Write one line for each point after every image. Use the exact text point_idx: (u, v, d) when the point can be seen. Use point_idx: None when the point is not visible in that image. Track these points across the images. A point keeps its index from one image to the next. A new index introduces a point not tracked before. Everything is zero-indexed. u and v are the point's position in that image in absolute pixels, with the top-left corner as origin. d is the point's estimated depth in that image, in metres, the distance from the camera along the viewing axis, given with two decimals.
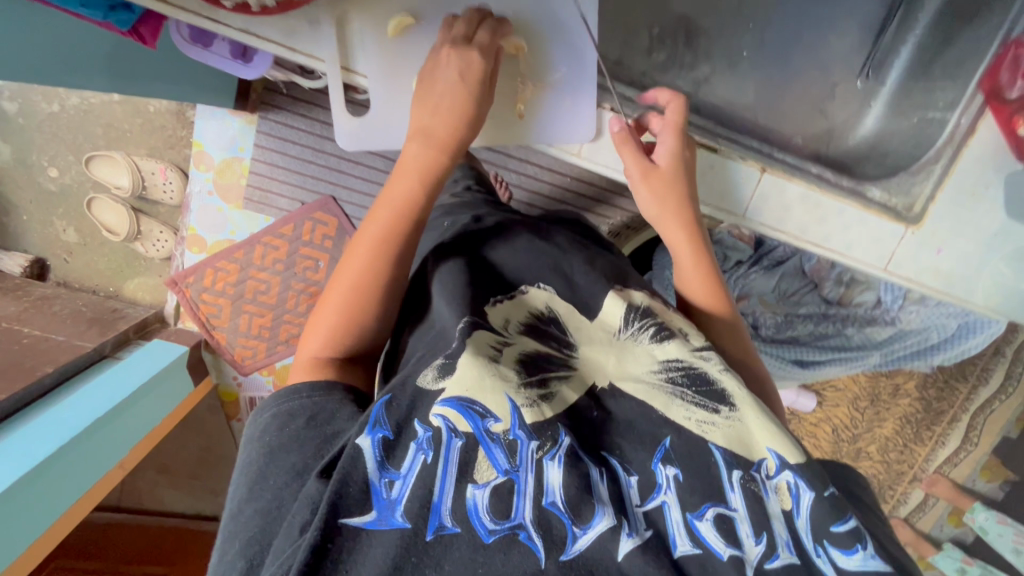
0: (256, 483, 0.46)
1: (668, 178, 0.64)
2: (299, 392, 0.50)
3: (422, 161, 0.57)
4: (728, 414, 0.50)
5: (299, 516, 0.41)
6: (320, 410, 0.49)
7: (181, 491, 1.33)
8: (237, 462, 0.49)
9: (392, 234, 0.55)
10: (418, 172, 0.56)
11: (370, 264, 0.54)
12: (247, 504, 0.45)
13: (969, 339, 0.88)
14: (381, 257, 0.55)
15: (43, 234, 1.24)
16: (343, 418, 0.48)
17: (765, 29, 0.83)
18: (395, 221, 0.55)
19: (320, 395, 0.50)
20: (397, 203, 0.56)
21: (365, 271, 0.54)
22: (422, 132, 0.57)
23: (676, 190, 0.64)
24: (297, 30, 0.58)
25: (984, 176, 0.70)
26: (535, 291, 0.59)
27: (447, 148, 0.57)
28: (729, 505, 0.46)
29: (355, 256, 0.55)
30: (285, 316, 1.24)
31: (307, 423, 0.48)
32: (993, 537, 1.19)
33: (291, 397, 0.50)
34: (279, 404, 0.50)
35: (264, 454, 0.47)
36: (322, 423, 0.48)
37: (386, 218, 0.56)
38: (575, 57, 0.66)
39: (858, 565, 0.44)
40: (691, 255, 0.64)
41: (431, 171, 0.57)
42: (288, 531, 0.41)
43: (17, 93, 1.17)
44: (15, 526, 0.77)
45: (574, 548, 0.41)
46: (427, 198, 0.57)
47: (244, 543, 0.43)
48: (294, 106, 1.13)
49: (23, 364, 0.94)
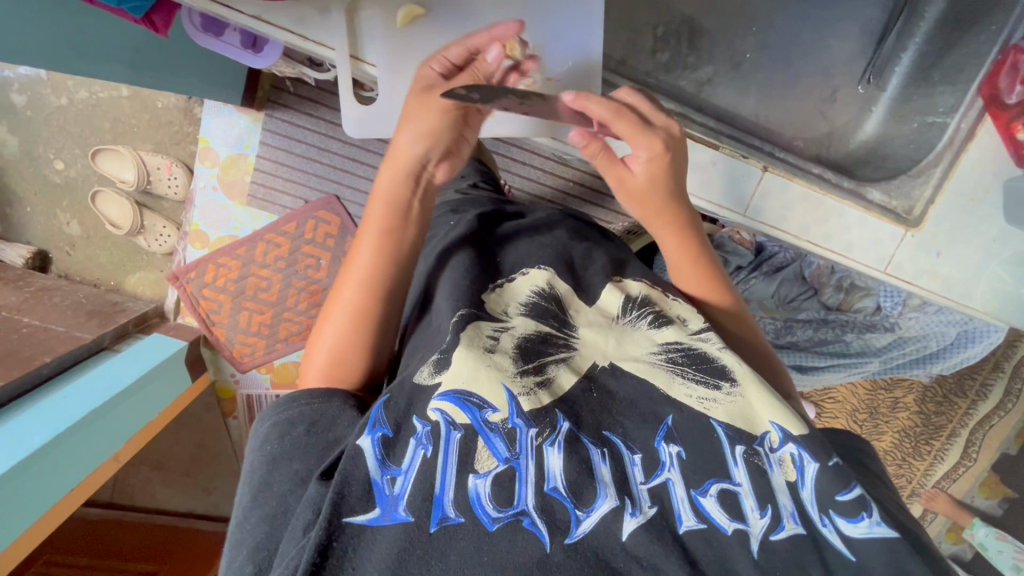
0: (260, 490, 0.46)
1: (642, 193, 0.58)
2: (299, 399, 0.50)
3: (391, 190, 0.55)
4: (730, 390, 0.51)
5: (302, 518, 0.42)
6: (320, 416, 0.49)
7: (174, 488, 1.34)
8: (243, 473, 0.50)
9: (381, 261, 0.55)
10: (387, 208, 0.55)
11: (361, 295, 0.55)
12: (252, 511, 0.46)
13: (969, 346, 0.90)
14: (374, 284, 0.55)
15: (46, 226, 1.24)
16: (344, 424, 0.49)
17: (769, 32, 0.84)
18: (376, 257, 0.55)
19: (319, 402, 0.50)
20: (373, 240, 0.55)
21: (360, 298, 0.54)
22: (390, 161, 0.55)
23: (654, 201, 0.59)
24: (307, 17, 0.59)
25: (984, 180, 0.70)
26: (535, 272, 0.59)
27: (409, 177, 0.55)
28: (732, 480, 0.46)
29: (348, 285, 0.55)
30: (285, 313, 1.24)
31: (307, 430, 0.48)
32: (993, 553, 1.20)
33: (290, 405, 0.50)
34: (279, 414, 0.50)
35: (267, 463, 0.47)
36: (323, 429, 0.49)
37: (371, 246, 0.55)
38: (581, 53, 0.67)
39: (864, 532, 0.45)
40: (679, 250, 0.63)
41: (397, 203, 0.55)
42: (292, 533, 0.41)
43: (26, 86, 1.18)
44: (8, 512, 0.77)
45: (579, 531, 0.41)
46: (404, 220, 0.56)
47: (251, 549, 0.43)
48: (300, 104, 1.14)
49: (21, 352, 0.95)
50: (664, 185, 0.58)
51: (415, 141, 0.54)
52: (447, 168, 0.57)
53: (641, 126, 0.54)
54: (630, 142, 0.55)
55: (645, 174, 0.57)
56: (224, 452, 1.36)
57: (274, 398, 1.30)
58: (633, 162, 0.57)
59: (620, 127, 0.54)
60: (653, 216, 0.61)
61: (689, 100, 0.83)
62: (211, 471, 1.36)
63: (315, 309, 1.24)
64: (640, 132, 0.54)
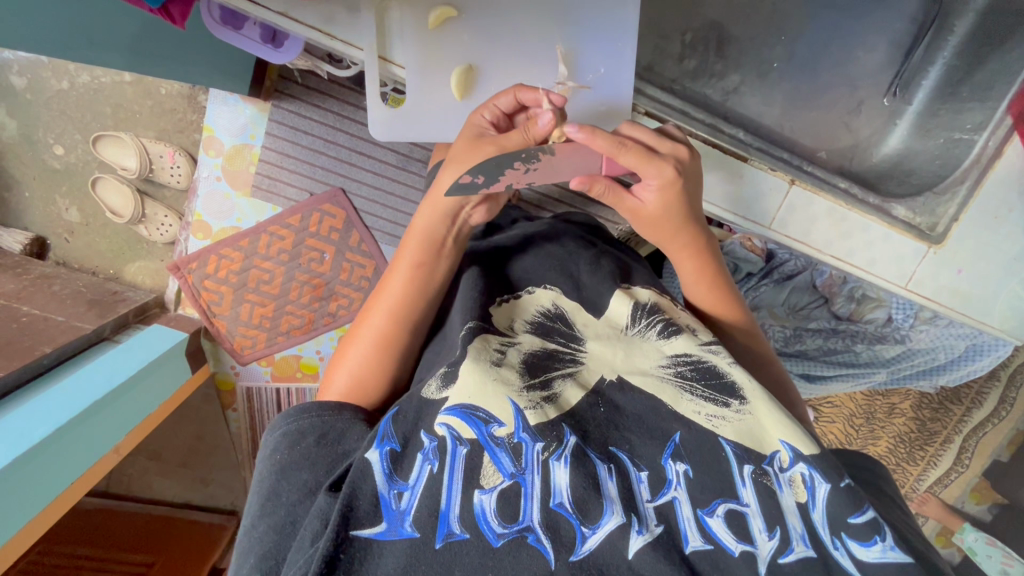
0: (268, 499, 0.46)
1: (655, 220, 0.57)
2: (309, 411, 0.50)
3: (428, 228, 0.57)
4: (740, 408, 0.50)
5: (310, 528, 0.42)
6: (330, 429, 0.49)
7: (170, 479, 1.34)
8: (250, 481, 0.50)
9: (412, 293, 0.57)
10: (422, 242, 0.57)
11: (389, 323, 0.57)
12: (261, 519, 0.45)
13: (976, 360, 0.90)
14: (403, 313, 0.57)
15: (45, 212, 1.22)
16: (353, 437, 0.49)
17: (797, 40, 0.83)
18: (407, 288, 0.57)
19: (328, 414, 0.50)
20: (405, 270, 0.57)
21: (387, 324, 0.57)
22: (430, 199, 0.57)
23: (669, 227, 0.57)
24: (335, 15, 0.58)
25: (1009, 199, 0.73)
26: (541, 291, 0.60)
27: (447, 216, 0.57)
28: (740, 501, 0.46)
29: (376, 312, 0.57)
30: (287, 306, 1.22)
31: (316, 442, 0.48)
32: (982, 558, 1.19)
33: (300, 416, 0.50)
34: (289, 424, 0.50)
35: (276, 473, 0.47)
36: (333, 441, 0.49)
37: (403, 277, 0.57)
38: (612, 58, 0.66)
39: (877, 557, 0.44)
40: (699, 270, 0.62)
41: (432, 238, 0.57)
42: (300, 544, 0.41)
43: (26, 68, 1.15)
44: (8, 507, 0.76)
45: (585, 548, 0.41)
46: (438, 257, 0.58)
47: (259, 557, 0.43)
48: (308, 95, 1.12)
49: (20, 342, 0.93)
50: (678, 212, 0.56)
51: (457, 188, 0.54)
52: (485, 210, 0.58)
53: (649, 154, 0.52)
54: (640, 170, 0.53)
55: (656, 203, 0.55)
56: (221, 445, 1.35)
57: (274, 391, 1.29)
58: (643, 190, 0.54)
59: (626, 160, 0.51)
60: (669, 239, 0.59)
61: (713, 109, 0.81)
62: (208, 462, 1.36)
63: (317, 303, 1.22)
64: (647, 160, 0.52)
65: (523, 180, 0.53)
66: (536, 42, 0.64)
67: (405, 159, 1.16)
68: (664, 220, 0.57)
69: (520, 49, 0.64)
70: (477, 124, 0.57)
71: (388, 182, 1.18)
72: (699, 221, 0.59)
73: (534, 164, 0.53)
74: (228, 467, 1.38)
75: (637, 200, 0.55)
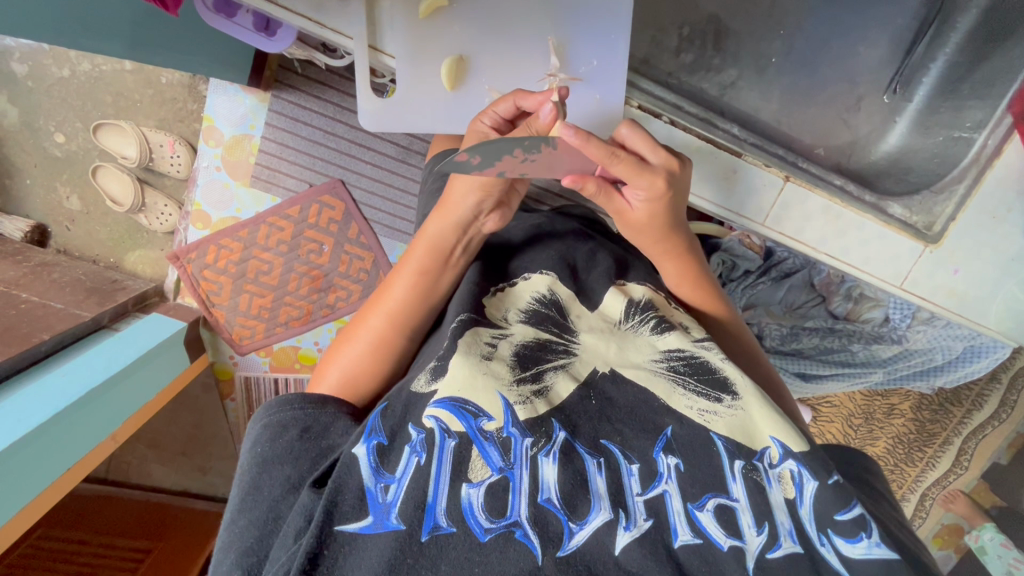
0: (250, 493, 0.46)
1: (641, 226, 0.57)
2: (291, 403, 0.50)
3: (437, 236, 0.58)
4: (731, 403, 0.50)
5: (294, 525, 0.42)
6: (314, 422, 0.49)
7: (169, 466, 1.36)
8: (232, 474, 0.49)
9: (416, 300, 0.58)
10: (430, 250, 0.58)
11: (388, 326, 0.57)
12: (241, 514, 0.46)
13: (975, 361, 0.90)
14: (403, 318, 0.57)
15: (45, 200, 1.22)
16: (338, 432, 0.49)
17: (796, 34, 0.82)
18: (410, 294, 0.58)
19: (312, 407, 0.50)
20: (410, 276, 0.58)
21: (385, 328, 0.57)
22: (441, 209, 0.58)
23: (659, 229, 0.57)
24: (328, 5, 0.58)
25: (1007, 199, 0.72)
26: (536, 278, 0.60)
27: (459, 227, 0.58)
28: (730, 495, 0.45)
29: (376, 314, 0.58)
30: (286, 298, 1.22)
31: (300, 436, 0.48)
32: (992, 557, 1.19)
33: (282, 408, 0.50)
34: (271, 415, 0.50)
35: (257, 466, 0.47)
36: (317, 435, 0.49)
37: (409, 282, 0.58)
38: (606, 50, 0.65)
39: (863, 553, 0.44)
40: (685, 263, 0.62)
41: (440, 247, 0.58)
42: (282, 541, 0.41)
43: (27, 55, 1.15)
44: (5, 490, 0.77)
45: (572, 543, 0.41)
46: (444, 267, 0.59)
47: (240, 553, 0.43)
48: (307, 86, 1.12)
49: (19, 329, 0.93)
50: (664, 220, 0.56)
51: (468, 195, 0.56)
52: (498, 217, 0.60)
53: (641, 166, 0.50)
54: (630, 181, 0.51)
55: (643, 211, 0.54)
56: (219, 435, 1.36)
57: (273, 381, 1.30)
58: (632, 196, 0.54)
59: (616, 169, 0.50)
60: (654, 243, 0.59)
61: (711, 103, 0.80)
62: (207, 451, 1.37)
63: (316, 294, 1.23)
64: (637, 171, 0.50)
65: (519, 168, 0.51)
66: (529, 32, 0.64)
67: (404, 151, 1.16)
68: (646, 226, 0.57)
69: (512, 41, 0.64)
70: (477, 129, 0.56)
71: (387, 174, 1.18)
72: (684, 225, 0.60)
73: (535, 155, 0.50)
74: (227, 456, 1.38)
75: (624, 205, 0.55)
